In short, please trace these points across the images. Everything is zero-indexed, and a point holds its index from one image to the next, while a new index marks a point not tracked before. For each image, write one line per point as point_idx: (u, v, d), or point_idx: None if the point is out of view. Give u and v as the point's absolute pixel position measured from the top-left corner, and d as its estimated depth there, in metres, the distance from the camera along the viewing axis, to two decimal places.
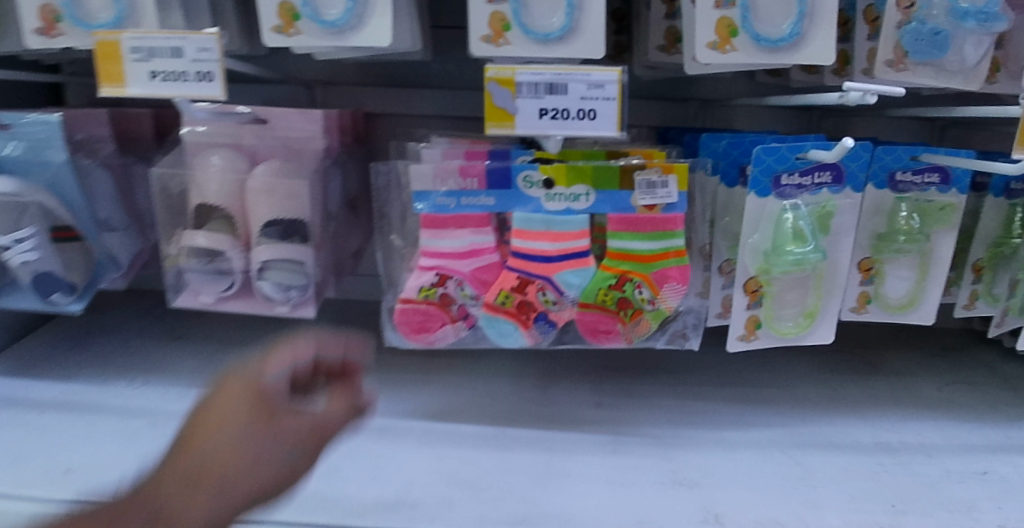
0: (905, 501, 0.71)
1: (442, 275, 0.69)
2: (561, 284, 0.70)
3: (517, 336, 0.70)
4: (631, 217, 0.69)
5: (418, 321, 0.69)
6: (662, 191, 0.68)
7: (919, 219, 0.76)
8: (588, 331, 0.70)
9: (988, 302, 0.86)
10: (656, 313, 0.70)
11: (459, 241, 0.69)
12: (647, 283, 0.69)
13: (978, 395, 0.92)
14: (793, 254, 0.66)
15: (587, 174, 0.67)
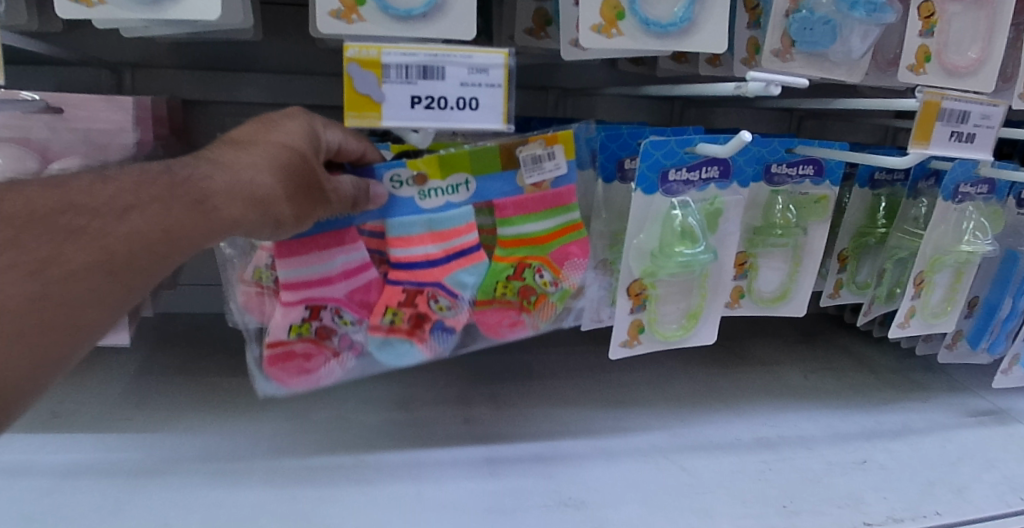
0: (795, 500, 0.70)
1: (314, 307, 0.64)
2: (453, 287, 0.66)
3: (415, 352, 0.65)
4: (517, 199, 0.65)
5: (296, 364, 0.63)
6: (550, 164, 0.63)
7: (795, 211, 0.75)
8: (491, 328, 0.67)
9: (852, 290, 0.88)
10: (560, 294, 0.68)
11: (329, 265, 0.63)
12: (544, 268, 0.67)
13: (842, 380, 0.94)
14: (681, 256, 0.62)
15: (463, 164, 0.62)
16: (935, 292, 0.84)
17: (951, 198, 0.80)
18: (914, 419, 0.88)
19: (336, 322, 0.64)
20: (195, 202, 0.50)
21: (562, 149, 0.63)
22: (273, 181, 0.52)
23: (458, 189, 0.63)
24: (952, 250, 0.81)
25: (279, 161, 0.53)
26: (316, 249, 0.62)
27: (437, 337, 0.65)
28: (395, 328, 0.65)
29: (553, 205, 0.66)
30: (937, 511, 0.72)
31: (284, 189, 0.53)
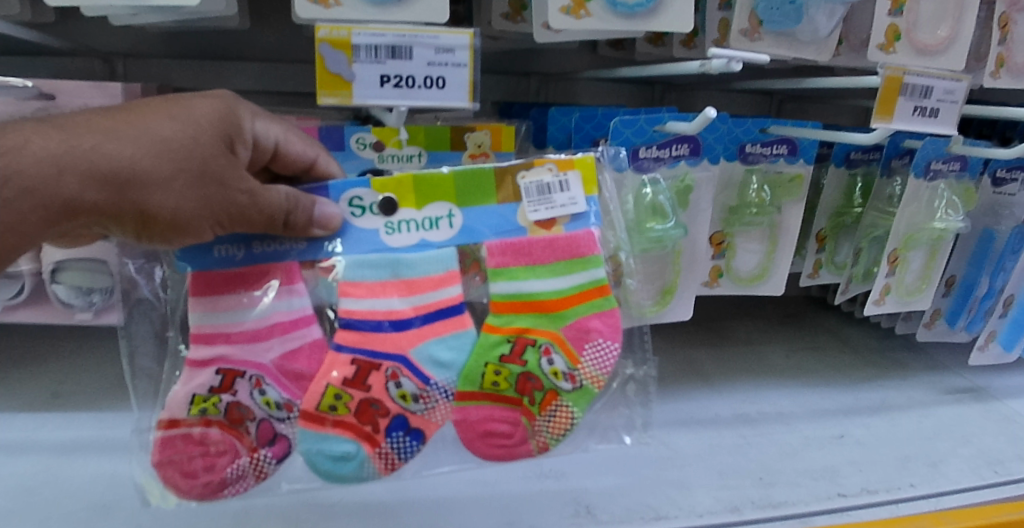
0: (771, 473, 0.72)
1: (228, 374, 0.58)
2: (421, 364, 0.60)
3: (359, 455, 0.58)
4: (517, 241, 0.61)
5: (199, 457, 0.57)
6: (560, 197, 0.61)
7: (769, 191, 0.78)
8: (479, 432, 0.61)
9: (831, 270, 0.91)
10: (575, 392, 0.62)
11: (255, 311, 0.58)
12: (551, 349, 0.62)
13: (823, 358, 0.96)
14: (653, 231, 0.66)
15: (446, 192, 0.60)
16: (909, 269, 0.87)
17: (922, 175, 0.83)
18: (893, 396, 0.90)
19: (256, 403, 0.58)
20: (13, 177, 0.49)
21: (575, 177, 0.61)
22: (131, 161, 0.50)
23: (438, 222, 0.60)
24: (924, 227, 0.84)
25: (161, 144, 0.51)
26: (239, 288, 0.58)
27: (392, 440, 0.59)
28: (340, 421, 0.58)
29: (567, 256, 0.62)
30: (911, 483, 0.74)
31: (147, 170, 0.51)
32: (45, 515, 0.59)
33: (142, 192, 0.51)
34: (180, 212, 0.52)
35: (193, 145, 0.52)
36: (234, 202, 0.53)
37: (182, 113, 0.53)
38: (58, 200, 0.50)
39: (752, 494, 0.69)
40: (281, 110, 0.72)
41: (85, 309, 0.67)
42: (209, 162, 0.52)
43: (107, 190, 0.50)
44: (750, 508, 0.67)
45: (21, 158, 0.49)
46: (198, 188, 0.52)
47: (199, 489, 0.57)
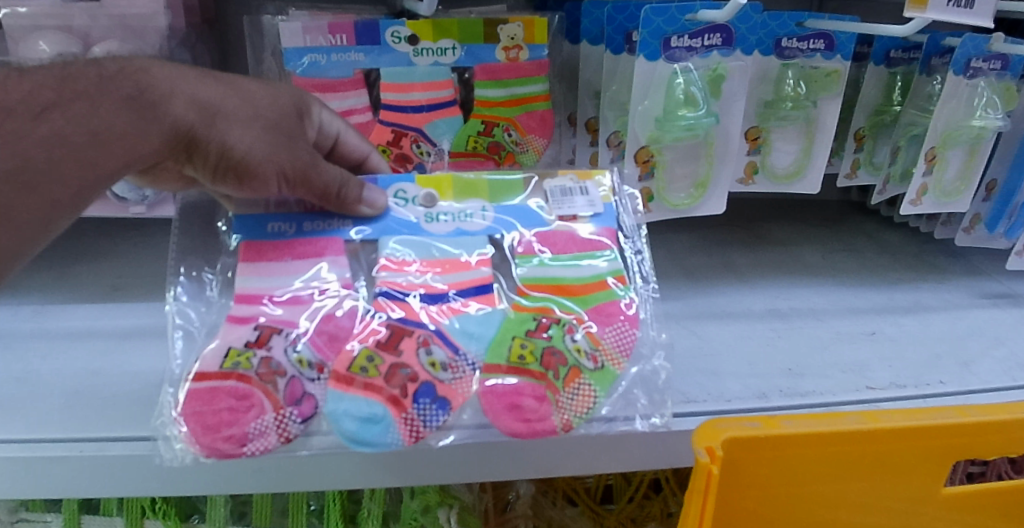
0: (801, 364, 0.73)
1: (263, 334, 0.56)
2: (452, 335, 0.58)
3: (387, 421, 0.54)
4: (548, 234, 0.64)
5: (225, 409, 0.53)
6: (582, 199, 0.64)
7: (805, 86, 0.78)
8: (503, 405, 0.56)
9: (868, 171, 0.92)
10: (597, 372, 0.58)
11: (298, 275, 0.60)
12: (577, 324, 0.59)
13: (858, 260, 0.97)
14: (685, 119, 0.67)
15: (478, 190, 0.64)
16: (948, 168, 0.86)
17: (962, 73, 0.81)
18: (927, 298, 0.89)
19: (289, 360, 0.55)
20: (144, 91, 0.54)
21: (594, 186, 0.65)
22: (227, 100, 0.56)
23: (471, 216, 0.63)
24: (964, 125, 0.83)
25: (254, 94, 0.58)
26: (288, 255, 0.60)
27: (420, 406, 0.55)
28: (368, 384, 0.54)
29: (587, 246, 0.63)
30: (940, 381, 0.73)
31: (236, 109, 0.56)
32: (116, 386, 0.66)
33: (229, 128, 0.56)
34: (256, 152, 0.57)
35: (276, 103, 0.59)
36: (299, 157, 0.58)
37: (269, 84, 0.61)
38: (167, 119, 0.54)
39: (781, 383, 0.70)
40: (316, 7, 0.75)
41: (139, 203, 0.72)
42: (287, 120, 0.59)
43: (206, 119, 0.55)
44: (778, 395, 0.68)
45: (148, 78, 0.54)
46: (272, 136, 0.58)
47: (217, 443, 0.53)
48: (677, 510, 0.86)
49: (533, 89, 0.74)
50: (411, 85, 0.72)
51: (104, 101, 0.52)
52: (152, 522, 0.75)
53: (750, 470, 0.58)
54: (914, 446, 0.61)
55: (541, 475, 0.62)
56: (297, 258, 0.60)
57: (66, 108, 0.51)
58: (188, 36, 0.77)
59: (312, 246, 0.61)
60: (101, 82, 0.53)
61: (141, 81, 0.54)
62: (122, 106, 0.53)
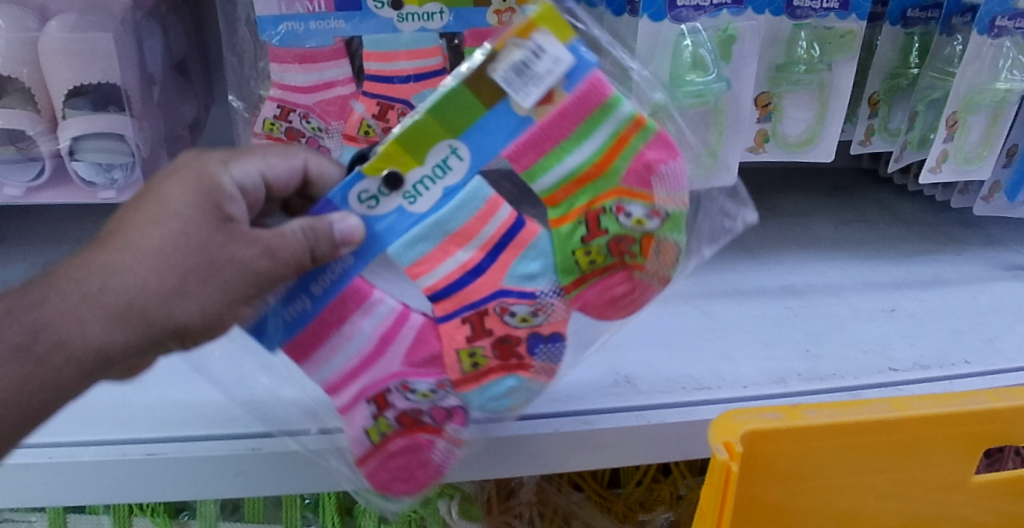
0: (818, 344, 0.69)
1: (377, 402, 0.54)
2: (518, 287, 0.54)
3: (523, 387, 0.56)
4: (537, 133, 0.50)
5: (405, 465, 0.55)
6: (541, 63, 0.47)
7: (819, 48, 0.73)
8: (600, 307, 0.57)
9: (884, 138, 0.87)
10: (666, 224, 0.54)
11: (359, 339, 0.53)
12: (624, 199, 0.53)
13: (873, 231, 0.93)
14: (694, 85, 0.63)
15: (434, 132, 0.48)
16: (970, 134, 0.81)
17: (986, 33, 0.76)
18: (947, 271, 0.84)
19: (415, 399, 0.54)
20: (41, 335, 0.43)
21: (543, 34, 0.46)
22: (138, 278, 0.44)
23: (448, 163, 0.49)
24: (986, 88, 0.78)
25: (159, 248, 0.45)
26: (333, 327, 0.53)
27: (540, 354, 0.56)
28: (488, 369, 0.55)
29: (588, 113, 0.50)
30: (965, 360, 0.68)
31: (152, 286, 0.44)
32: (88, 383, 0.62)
33: (163, 307, 0.45)
34: (210, 309, 0.46)
35: (190, 238, 0.45)
36: (254, 272, 0.47)
37: (162, 209, 0.46)
38: (84, 352, 0.43)
39: (798, 366, 0.66)
40: None
41: (109, 187, 0.66)
42: (215, 244, 0.46)
43: (128, 322, 0.44)
44: (797, 380, 0.64)
45: (34, 320, 0.43)
46: (218, 275, 0.46)
47: (414, 484, 0.55)
48: (687, 493, 0.82)
49: None
50: (396, 53, 0.67)
51: None
52: (139, 520, 0.70)
53: (771, 462, 0.54)
54: (945, 433, 0.57)
55: (548, 470, 0.58)
56: (340, 333, 0.53)
57: None
58: (156, 11, 0.73)
59: (341, 317, 0.53)
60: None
61: (27, 326, 0.42)
62: (8, 370, 0.42)
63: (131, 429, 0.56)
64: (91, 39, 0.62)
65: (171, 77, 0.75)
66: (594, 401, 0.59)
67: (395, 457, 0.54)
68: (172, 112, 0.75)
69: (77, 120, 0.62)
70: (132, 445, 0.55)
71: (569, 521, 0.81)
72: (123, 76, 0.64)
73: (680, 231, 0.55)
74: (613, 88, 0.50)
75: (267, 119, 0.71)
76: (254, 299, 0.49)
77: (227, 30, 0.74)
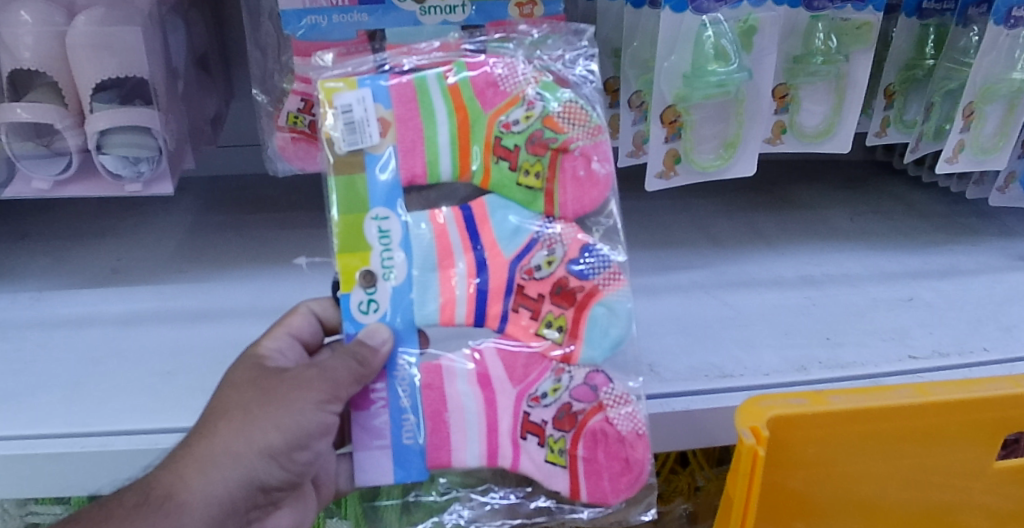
0: (838, 332, 0.70)
1: (530, 429, 0.56)
2: (519, 248, 0.57)
3: (619, 301, 0.57)
4: (406, 145, 0.55)
5: (613, 453, 0.56)
6: (361, 110, 0.54)
7: (835, 40, 0.74)
8: (581, 198, 0.58)
9: (899, 129, 0.88)
10: (548, 97, 0.57)
11: (470, 404, 0.56)
12: (503, 114, 0.57)
13: (887, 222, 0.93)
14: (715, 76, 0.63)
15: (359, 220, 0.54)
16: (985, 124, 0.81)
17: (1002, 24, 0.76)
18: (964, 260, 0.84)
19: (551, 398, 0.56)
20: (155, 494, 0.48)
21: (337, 94, 0.54)
22: (216, 431, 0.50)
23: (387, 228, 0.54)
24: (1002, 78, 0.79)
25: (226, 402, 0.51)
26: (444, 412, 0.56)
27: (592, 269, 0.57)
28: (573, 318, 0.57)
29: (414, 99, 0.55)
30: (984, 347, 0.69)
31: (224, 428, 0.50)
32: (118, 373, 0.62)
33: (243, 439, 0.50)
34: (286, 427, 0.51)
35: (243, 386, 0.52)
36: (308, 385, 0.52)
37: (220, 386, 0.53)
38: (193, 498, 0.48)
39: (818, 353, 0.66)
40: None
41: (135, 180, 0.66)
42: (267, 381, 0.52)
43: (220, 462, 0.49)
44: (818, 367, 0.64)
45: (148, 486, 0.48)
46: (278, 400, 0.51)
47: (637, 470, 0.56)
48: (705, 484, 0.82)
49: None
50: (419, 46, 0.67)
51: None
52: None
53: (795, 448, 0.55)
54: (966, 419, 0.57)
55: None
56: (452, 411, 0.56)
57: None
58: (182, 8, 0.74)
59: (439, 401, 0.56)
60: (103, 516, 0.47)
61: (142, 486, 0.48)
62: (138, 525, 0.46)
63: (161, 418, 0.57)
64: (118, 33, 0.63)
65: (195, 73, 0.76)
66: None
67: (588, 457, 0.56)
68: (196, 108, 0.76)
69: (105, 114, 0.63)
70: (163, 434, 0.56)
71: None
72: (150, 69, 0.65)
73: (562, 96, 0.58)
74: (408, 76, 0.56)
75: (292, 113, 0.72)
76: (331, 407, 0.52)
77: (251, 24, 0.75)
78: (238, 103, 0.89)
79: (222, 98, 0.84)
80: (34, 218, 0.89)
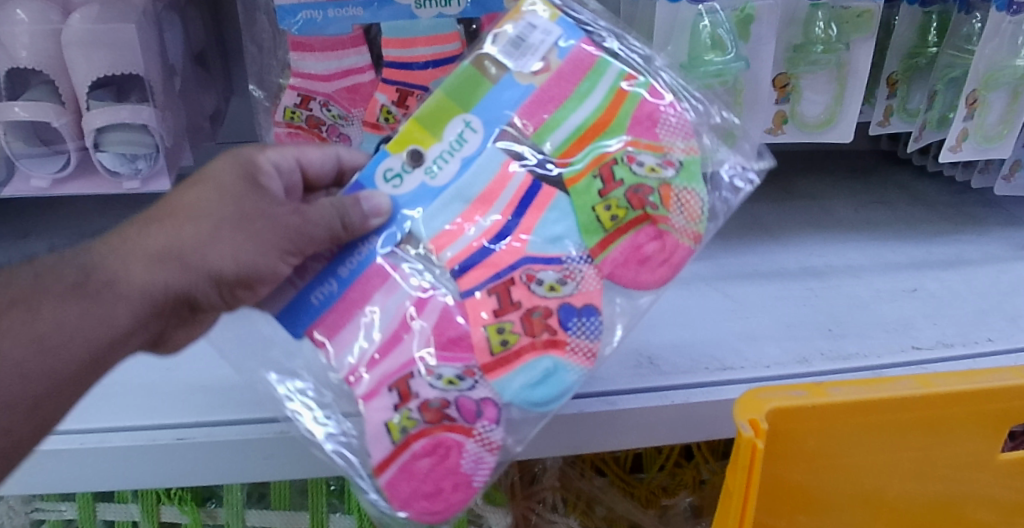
0: (840, 324, 0.69)
1: (399, 395, 0.50)
2: (544, 254, 0.52)
3: (565, 367, 0.51)
4: (537, 93, 0.53)
5: (436, 469, 0.50)
6: (535, 33, 0.53)
7: (836, 27, 0.73)
8: (631, 259, 0.54)
9: (902, 118, 0.87)
10: (681, 172, 0.53)
11: (383, 321, 0.52)
12: (634, 148, 0.53)
13: (892, 212, 0.92)
14: (713, 64, 0.63)
15: (449, 109, 0.53)
16: (989, 112, 0.80)
17: (1005, 10, 0.75)
18: (969, 251, 0.83)
19: (438, 389, 0.50)
20: (94, 275, 0.49)
21: (533, 14, 0.54)
22: (180, 230, 0.50)
23: (464, 136, 0.53)
24: (1006, 66, 0.77)
25: (198, 207, 0.51)
26: (354, 310, 0.53)
27: (573, 329, 0.51)
28: (516, 350, 0.50)
29: (585, 69, 0.53)
30: (988, 338, 0.68)
31: (190, 234, 0.50)
32: (117, 372, 0.63)
33: (200, 252, 0.50)
34: (239, 263, 0.50)
35: (223, 197, 0.52)
36: (284, 227, 0.51)
37: (202, 184, 0.53)
38: (132, 291, 0.49)
39: (820, 345, 0.66)
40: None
41: (132, 177, 0.66)
42: (247, 206, 0.52)
43: (172, 265, 0.50)
44: (819, 359, 0.64)
45: (94, 262, 0.50)
46: (247, 231, 0.51)
47: (443, 503, 0.50)
48: (709, 477, 0.82)
49: None
50: (415, 40, 0.68)
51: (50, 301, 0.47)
52: (167, 509, 0.68)
53: (795, 440, 0.54)
54: (968, 410, 0.57)
55: (571, 452, 0.58)
56: (363, 311, 0.53)
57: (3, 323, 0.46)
58: (179, 4, 0.74)
59: (363, 295, 0.53)
60: (40, 286, 0.48)
61: (85, 265, 0.49)
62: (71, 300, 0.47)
63: (159, 414, 0.57)
64: (115, 30, 0.63)
65: (192, 68, 0.76)
66: (617, 383, 0.59)
67: (417, 454, 0.50)
68: (193, 104, 0.76)
69: (101, 112, 0.63)
70: (161, 430, 0.56)
71: (592, 506, 0.80)
72: (147, 67, 0.66)
73: (698, 182, 0.54)
74: (601, 49, 0.54)
75: (288, 108, 0.72)
76: (292, 259, 0.52)
77: (246, 20, 0.75)
78: (238, 100, 0.89)
79: (221, 95, 0.84)
80: (37, 218, 0.89)
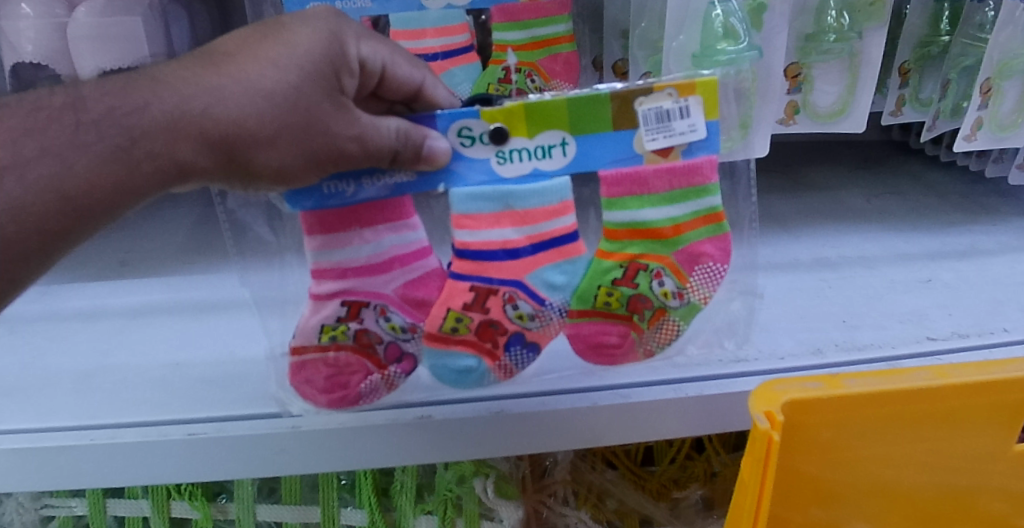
0: (855, 315, 0.68)
1: (349, 307, 0.58)
2: (536, 290, 0.59)
3: (481, 371, 0.58)
4: (631, 171, 0.58)
5: (336, 376, 0.57)
6: (681, 122, 0.56)
7: (848, 16, 0.73)
8: (589, 346, 0.61)
9: (915, 108, 0.86)
10: (681, 310, 0.61)
11: (375, 244, 0.58)
12: (664, 270, 0.60)
13: (904, 202, 0.92)
14: (725, 53, 0.62)
15: (560, 119, 0.55)
16: (1004, 101, 0.79)
17: None
18: (983, 241, 0.82)
19: (382, 328, 0.58)
20: (138, 141, 0.46)
21: (698, 101, 0.55)
22: (241, 115, 0.47)
23: (551, 150, 0.56)
24: (1020, 53, 0.76)
25: (269, 94, 0.48)
26: (357, 224, 0.58)
27: (511, 354, 0.59)
28: (463, 339, 0.58)
29: (684, 185, 0.59)
30: (1005, 328, 0.66)
31: (254, 129, 0.48)
32: (126, 367, 0.63)
33: (251, 147, 0.49)
34: (283, 169, 0.51)
35: (301, 93, 0.49)
36: (339, 149, 0.51)
37: (285, 57, 0.48)
38: (169, 165, 0.47)
39: (834, 336, 0.65)
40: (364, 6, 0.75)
41: None
42: (317, 116, 0.50)
43: (221, 155, 0.48)
44: (834, 350, 0.63)
45: (140, 119, 0.47)
46: (307, 140, 0.50)
47: (332, 401, 0.57)
48: (721, 470, 0.81)
49: (556, 30, 0.73)
50: (424, 31, 0.71)
51: (86, 164, 0.46)
52: (177, 504, 0.67)
53: (810, 432, 0.54)
54: (984, 401, 0.56)
55: (586, 445, 0.58)
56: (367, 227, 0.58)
57: (32, 172, 0.45)
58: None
59: (374, 216, 0.58)
60: (81, 135, 0.46)
61: (127, 128, 0.46)
62: (108, 163, 0.46)
63: (167, 410, 0.57)
64: (120, 24, 0.64)
65: None
66: (631, 377, 0.60)
67: (334, 357, 0.58)
68: None
69: None
70: (170, 426, 0.56)
71: (603, 499, 0.79)
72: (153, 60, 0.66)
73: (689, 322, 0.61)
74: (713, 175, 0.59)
75: None
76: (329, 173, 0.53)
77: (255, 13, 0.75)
78: None
79: None
80: None
